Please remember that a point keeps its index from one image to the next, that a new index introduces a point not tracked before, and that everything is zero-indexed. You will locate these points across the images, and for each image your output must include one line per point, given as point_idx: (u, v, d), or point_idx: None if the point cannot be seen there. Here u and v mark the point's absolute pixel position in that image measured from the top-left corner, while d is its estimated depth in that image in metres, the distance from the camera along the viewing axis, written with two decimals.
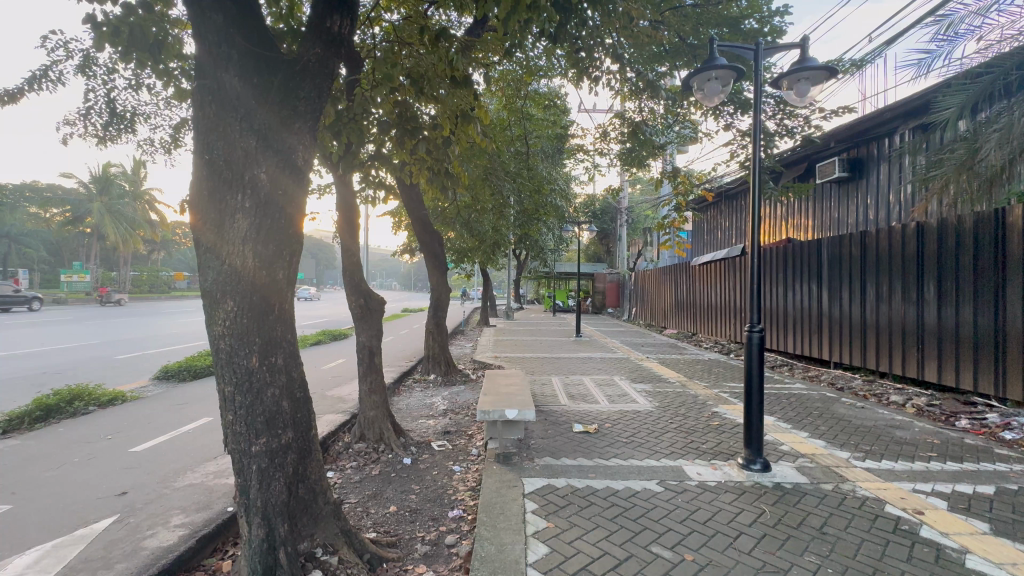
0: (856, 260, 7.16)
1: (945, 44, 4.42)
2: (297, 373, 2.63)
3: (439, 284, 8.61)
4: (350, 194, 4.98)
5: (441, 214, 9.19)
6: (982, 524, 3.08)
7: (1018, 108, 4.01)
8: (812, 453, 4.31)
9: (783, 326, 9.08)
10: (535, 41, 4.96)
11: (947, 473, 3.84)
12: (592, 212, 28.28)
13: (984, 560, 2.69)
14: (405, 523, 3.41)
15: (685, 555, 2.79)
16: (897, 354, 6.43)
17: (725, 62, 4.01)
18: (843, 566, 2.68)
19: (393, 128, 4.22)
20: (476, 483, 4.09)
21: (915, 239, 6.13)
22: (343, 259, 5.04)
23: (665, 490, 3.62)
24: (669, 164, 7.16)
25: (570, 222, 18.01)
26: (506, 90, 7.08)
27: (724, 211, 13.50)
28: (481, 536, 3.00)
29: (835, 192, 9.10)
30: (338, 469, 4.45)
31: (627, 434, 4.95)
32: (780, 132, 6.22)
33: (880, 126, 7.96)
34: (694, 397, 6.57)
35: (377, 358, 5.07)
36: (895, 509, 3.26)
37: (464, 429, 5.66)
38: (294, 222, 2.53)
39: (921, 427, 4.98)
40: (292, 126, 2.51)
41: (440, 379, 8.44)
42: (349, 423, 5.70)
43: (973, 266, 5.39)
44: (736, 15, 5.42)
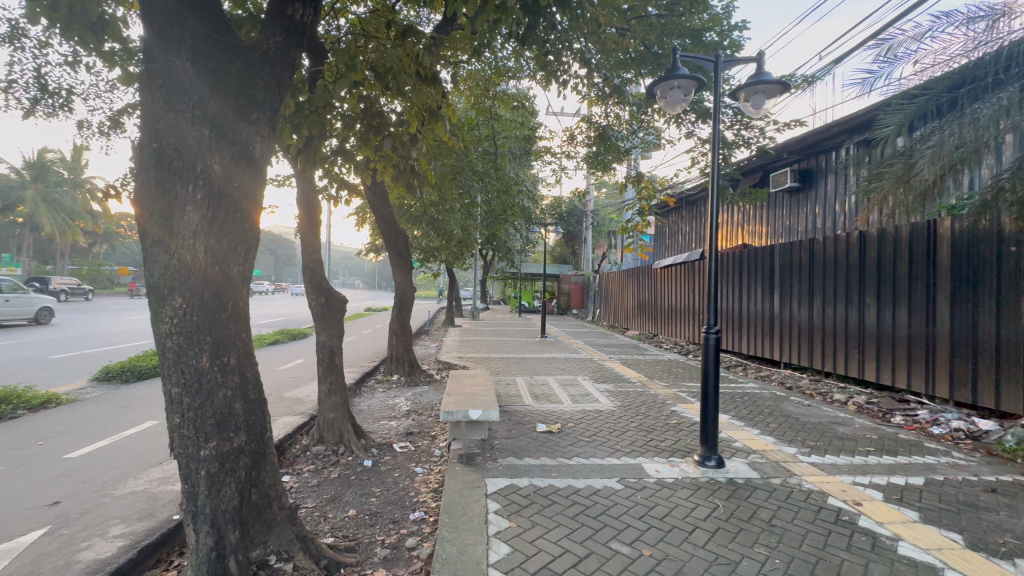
0: (805, 265, 7.55)
1: (886, 66, 4.72)
2: (251, 372, 2.53)
3: (404, 284, 8.50)
4: (312, 189, 4.84)
5: (407, 212, 9.06)
6: (913, 513, 3.31)
7: (949, 128, 4.33)
8: (762, 449, 4.53)
9: (738, 328, 9.47)
10: (504, 43, 4.97)
11: (884, 466, 4.11)
12: (559, 215, 28.66)
13: (913, 546, 2.90)
14: (365, 527, 3.33)
15: (643, 550, 2.86)
16: (841, 355, 6.83)
17: (687, 72, 4.15)
18: (789, 556, 2.81)
19: (358, 123, 4.13)
20: (438, 484, 4.05)
21: (857, 247, 6.53)
22: (304, 256, 4.88)
23: (625, 487, 3.70)
24: (633, 169, 7.32)
25: (536, 224, 18.19)
26: (474, 90, 7.04)
27: (685, 217, 13.97)
28: (442, 537, 2.98)
29: (787, 200, 9.58)
30: (295, 472, 4.29)
31: (589, 434, 5.04)
32: (737, 142, 6.49)
33: (828, 140, 8.45)
34: (654, 396, 6.77)
35: (338, 358, 4.94)
36: (837, 501, 3.47)
37: (428, 430, 5.61)
38: (250, 216, 2.44)
39: (861, 424, 5.31)
40: (249, 116, 2.40)
41: (404, 379, 8.32)
42: (307, 425, 5.52)
43: (908, 273, 5.79)
44: (698, 26, 5.60)
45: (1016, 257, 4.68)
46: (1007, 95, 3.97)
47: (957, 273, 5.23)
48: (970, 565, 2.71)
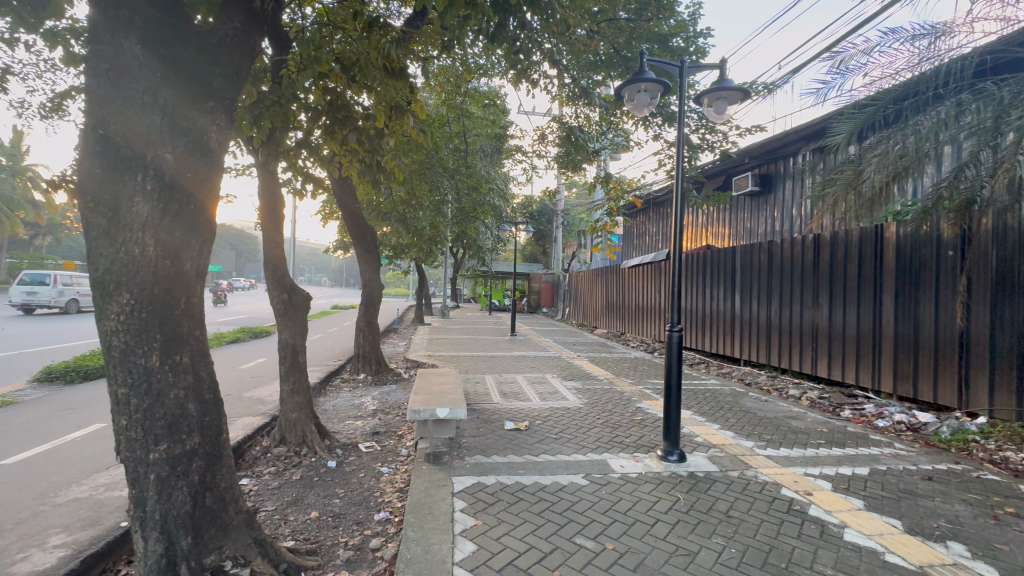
0: (764, 267, 7.86)
1: (838, 77, 4.94)
2: (206, 372, 2.43)
3: (371, 281, 8.34)
4: (274, 182, 4.68)
5: (375, 208, 8.91)
6: (858, 501, 3.51)
7: (895, 137, 4.59)
8: (722, 443, 4.68)
9: (701, 326, 9.77)
10: (475, 39, 4.94)
11: (833, 458, 4.33)
12: (530, 214, 28.81)
13: (858, 532, 3.07)
14: (328, 528, 3.26)
15: (607, 544, 2.91)
16: (796, 352, 7.16)
17: (653, 76, 4.24)
18: (745, 545, 2.93)
19: (324, 115, 4.01)
20: (404, 484, 4.00)
21: (812, 249, 6.86)
22: (266, 251, 4.72)
23: (590, 483, 3.77)
24: (603, 169, 7.42)
25: (507, 222, 18.22)
26: (445, 86, 6.97)
27: (653, 217, 14.28)
28: (407, 537, 2.95)
29: (748, 203, 9.94)
30: (254, 475, 4.16)
31: (556, 431, 5.09)
32: (702, 146, 6.69)
33: (786, 146, 8.82)
34: (620, 394, 6.90)
35: (302, 356, 4.82)
36: (790, 492, 3.63)
37: (395, 429, 5.54)
38: (205, 208, 2.34)
39: (813, 418, 5.58)
40: (204, 105, 2.30)
41: (371, 378, 8.18)
42: (268, 425, 5.35)
43: (857, 274, 6.12)
44: (665, 32, 5.73)
45: (952, 259, 5.02)
46: (946, 108, 4.26)
47: (900, 274, 5.57)
48: (907, 548, 2.89)
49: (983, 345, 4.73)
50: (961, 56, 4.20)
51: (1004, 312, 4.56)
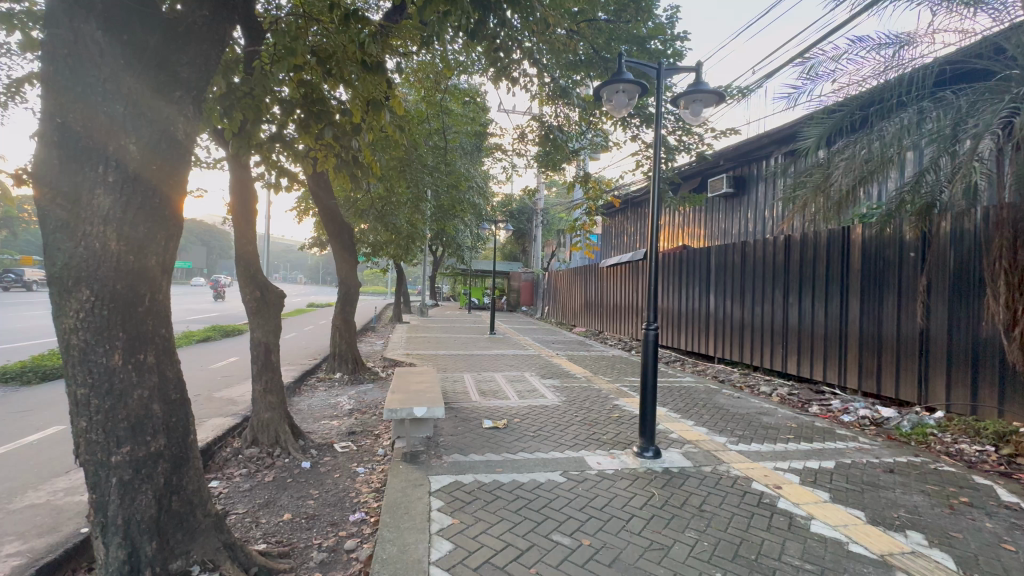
0: (737, 267, 8.05)
1: (808, 83, 5.09)
2: (172, 372, 2.35)
3: (348, 278, 8.21)
4: (247, 176, 4.56)
5: (353, 205, 8.78)
6: (824, 493, 3.63)
7: (861, 142, 4.75)
8: (696, 439, 4.78)
9: (677, 325, 9.95)
10: (455, 36, 4.91)
11: (801, 452, 4.48)
12: (509, 213, 28.85)
13: (824, 524, 3.18)
14: (301, 530, 3.21)
15: (583, 540, 2.94)
16: (768, 350, 7.36)
17: (631, 77, 4.28)
18: (717, 538, 3.00)
19: (298, 109, 3.92)
20: (381, 484, 3.96)
21: (783, 250, 7.06)
22: (237, 247, 4.59)
23: (567, 480, 3.79)
24: (582, 169, 7.47)
25: (487, 220, 18.20)
26: (425, 82, 6.88)
27: (631, 218, 14.47)
28: (382, 537, 2.92)
29: (723, 204, 10.16)
30: (224, 477, 4.04)
31: (534, 428, 5.12)
32: (678, 147, 6.80)
33: (759, 149, 9.05)
34: (598, 391, 6.97)
35: (275, 355, 4.71)
36: (760, 486, 3.74)
37: (371, 429, 5.47)
38: (172, 202, 2.26)
39: (783, 414, 5.74)
40: (170, 95, 2.21)
41: (347, 377, 8.05)
42: (240, 426, 5.21)
43: (825, 275, 6.33)
44: (643, 34, 5.81)
45: (913, 261, 5.24)
46: (908, 116, 4.43)
47: (865, 275, 5.78)
48: (870, 538, 3.01)
49: (941, 342, 4.96)
50: (922, 66, 4.38)
51: (960, 312, 4.78)
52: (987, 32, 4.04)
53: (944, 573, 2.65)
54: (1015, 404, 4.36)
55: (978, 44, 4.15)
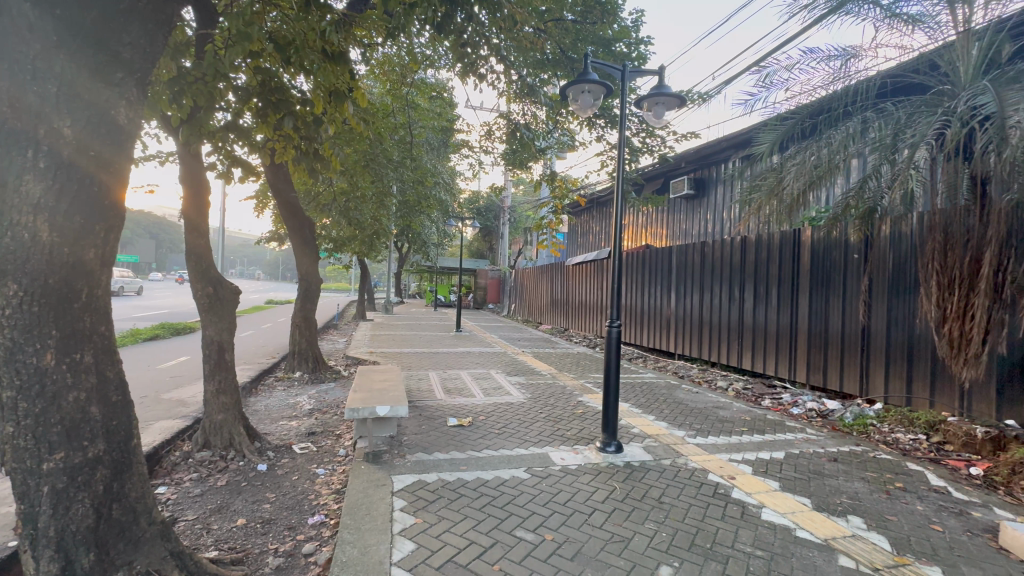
0: (697, 266, 8.32)
1: (763, 90, 5.31)
2: (113, 372, 2.21)
3: (308, 274, 7.96)
4: (199, 166, 4.34)
5: (314, 199, 8.53)
6: (774, 482, 3.81)
7: (811, 148, 4.99)
8: (656, 434, 4.91)
9: (639, 322, 10.19)
10: (421, 28, 4.83)
11: (754, 443, 4.68)
12: (476, 210, 28.73)
13: (774, 512, 3.33)
14: (256, 535, 3.09)
15: (545, 535, 2.96)
16: (724, 346, 7.66)
17: (596, 78, 4.33)
18: (674, 529, 3.09)
19: (255, 97, 3.74)
20: (341, 485, 3.86)
21: (739, 250, 7.35)
22: (186, 240, 4.34)
23: (531, 476, 3.82)
24: (548, 168, 7.52)
25: (454, 217, 18.04)
26: (391, 75, 6.60)
27: (596, 216, 14.70)
28: (342, 540, 2.85)
29: (684, 205, 10.49)
30: (173, 483, 3.84)
31: (499, 426, 5.12)
32: (642, 148, 6.95)
33: (718, 153, 9.38)
34: (563, 388, 7.05)
35: (229, 354, 4.52)
36: (715, 477, 3.88)
37: (332, 429, 5.33)
38: (113, 192, 2.12)
39: (738, 407, 5.99)
40: (112, 77, 2.06)
41: (308, 376, 7.81)
42: (190, 429, 4.96)
43: (778, 275, 6.63)
44: (609, 37, 5.93)
45: (857, 262, 5.56)
46: (853, 125, 4.70)
47: (813, 275, 6.11)
48: (815, 524, 3.18)
49: (880, 339, 5.29)
50: (866, 78, 4.64)
51: (897, 310, 5.12)
52: (924, 49, 4.32)
53: (881, 554, 2.84)
54: (944, 395, 4.71)
55: (916, 60, 4.43)
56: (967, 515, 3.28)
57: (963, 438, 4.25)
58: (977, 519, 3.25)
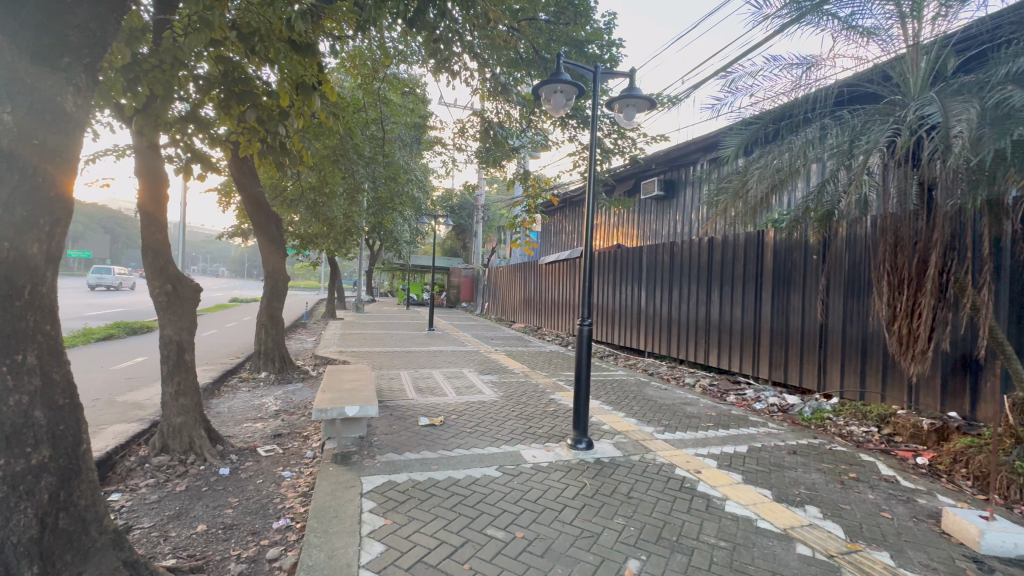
0: (666, 266, 8.51)
1: (729, 95, 5.46)
2: (59, 374, 2.10)
3: (274, 271, 7.74)
4: (157, 158, 4.14)
5: (281, 194, 8.29)
6: (737, 475, 3.95)
7: (774, 153, 5.17)
8: (626, 430, 5.01)
9: (611, 321, 10.34)
10: (393, 22, 4.75)
11: (719, 438, 4.83)
12: (449, 208, 28.53)
13: (737, 504, 3.45)
14: (217, 542, 2.98)
15: (516, 533, 2.98)
16: (692, 344, 7.87)
17: (569, 78, 4.36)
18: (642, 523, 3.16)
19: (216, 88, 3.59)
20: (309, 487, 3.78)
21: (706, 251, 7.56)
22: (143, 235, 4.17)
23: (502, 474, 3.83)
24: (521, 167, 7.54)
25: (427, 215, 17.84)
26: (362, 69, 6.51)
27: (569, 216, 14.85)
28: (309, 543, 2.79)
29: (655, 206, 10.71)
30: (128, 489, 3.66)
31: (470, 425, 5.11)
32: (614, 149, 7.06)
33: (687, 155, 9.61)
34: (535, 386, 7.09)
35: (189, 354, 4.34)
36: (682, 471, 3.99)
37: (299, 431, 5.19)
38: (59, 182, 2.01)
39: (704, 403, 6.17)
40: (58, 60, 1.94)
41: (274, 376, 7.58)
42: (147, 432, 4.74)
43: (743, 275, 6.85)
44: (581, 38, 6.00)
45: (816, 263, 5.80)
46: (813, 132, 4.89)
47: (775, 275, 6.34)
48: (775, 514, 3.30)
49: (837, 336, 5.54)
50: (825, 87, 4.84)
51: (852, 308, 5.37)
52: (877, 61, 4.53)
53: (835, 542, 2.97)
54: (894, 389, 4.97)
55: (870, 70, 4.65)
56: (914, 502, 3.48)
57: (911, 429, 4.50)
58: (922, 506, 3.44)
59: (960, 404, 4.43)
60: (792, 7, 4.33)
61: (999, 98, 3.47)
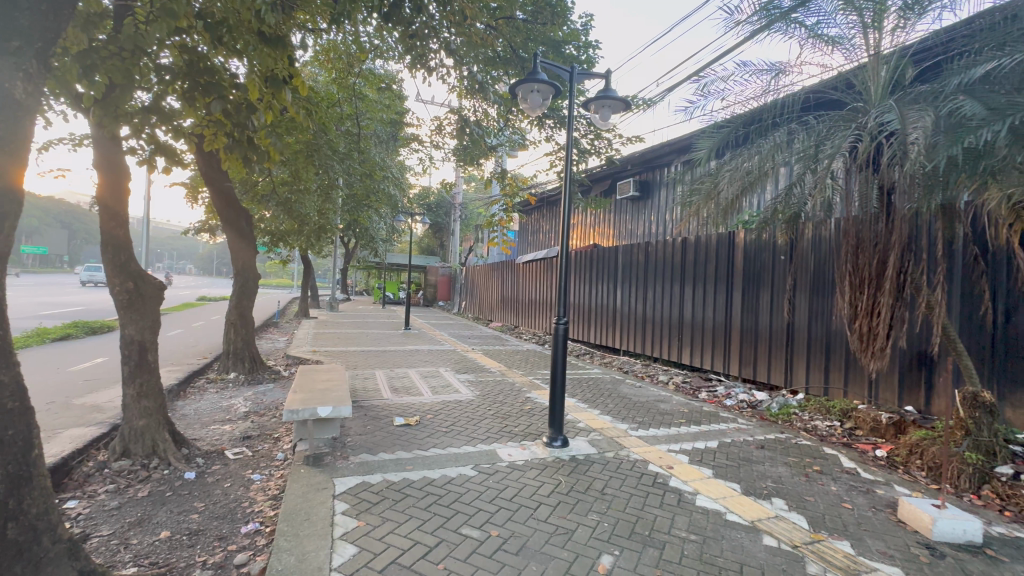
0: (640, 265, 8.64)
1: (702, 98, 5.58)
2: (8, 376, 1.99)
3: (245, 268, 7.51)
4: (118, 149, 3.96)
5: (252, 189, 8.07)
6: (707, 469, 4.05)
7: (744, 155, 5.31)
8: (601, 427, 5.07)
9: (587, 319, 10.45)
10: (369, 16, 4.67)
11: (691, 434, 4.94)
12: (426, 206, 28.29)
13: (708, 498, 3.53)
14: (182, 548, 2.89)
15: (491, 531, 2.98)
16: (666, 342, 8.01)
17: (546, 78, 4.38)
18: (616, 518, 3.21)
19: (181, 79, 3.46)
20: (279, 490, 3.69)
21: (679, 250, 7.71)
22: (101, 229, 3.97)
23: (478, 473, 3.83)
24: (499, 166, 7.53)
25: (404, 213, 17.64)
26: (337, 63, 6.39)
27: (546, 215, 14.94)
28: (278, 548, 2.72)
29: (630, 207, 10.86)
30: (85, 496, 3.50)
31: (446, 424, 5.08)
32: (590, 150, 7.12)
33: (661, 157, 9.78)
34: (511, 385, 7.11)
35: (152, 355, 4.18)
36: (655, 467, 4.07)
37: (270, 432, 5.07)
38: (7, 172, 1.90)
39: (677, 400, 6.30)
40: (5, 44, 1.83)
41: (244, 377, 7.36)
42: (107, 436, 4.55)
43: (715, 275, 7.02)
44: (558, 38, 6.04)
45: (784, 263, 5.98)
46: (781, 136, 5.05)
47: (745, 275, 6.52)
48: (743, 507, 3.40)
49: (803, 334, 5.74)
50: (793, 93, 5.00)
51: (817, 307, 5.56)
52: (842, 69, 4.70)
53: (800, 532, 3.08)
54: (856, 384, 5.18)
55: (835, 78, 4.82)
56: (873, 493, 3.64)
57: (871, 423, 4.70)
58: (880, 496, 3.60)
59: (916, 399, 4.64)
60: (762, 14, 4.46)
61: (952, 107, 3.65)
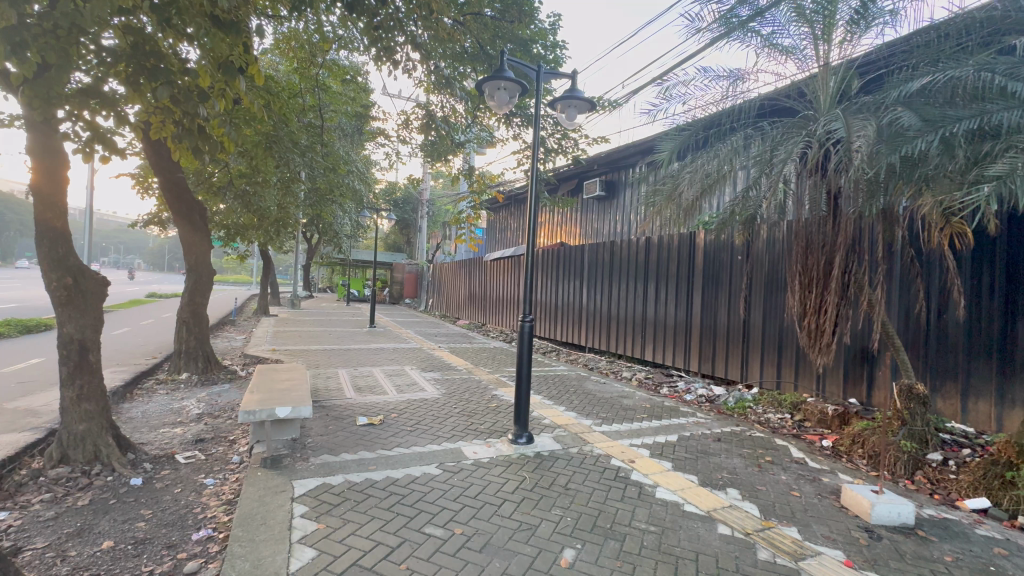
0: (605, 264, 8.80)
1: (664, 101, 5.71)
2: None
3: (198, 263, 7.16)
4: (54, 133, 3.69)
5: (207, 181, 7.72)
6: (667, 462, 4.17)
7: (703, 158, 5.49)
8: (565, 423, 5.13)
9: (553, 317, 10.55)
10: (332, 5, 4.55)
11: (652, 428, 5.07)
12: (393, 202, 27.84)
13: (667, 490, 3.64)
14: (127, 558, 2.74)
15: (455, 530, 2.97)
16: (629, 339, 8.19)
17: (512, 76, 4.37)
18: (579, 512, 3.26)
19: (126, 62, 3.26)
20: (234, 494, 3.56)
21: (643, 250, 7.90)
22: (36, 220, 3.69)
23: (442, 471, 3.80)
24: (467, 162, 7.49)
25: (369, 208, 17.29)
26: (298, 52, 6.18)
27: (514, 213, 14.99)
28: (232, 554, 2.63)
29: (596, 206, 11.03)
30: (17, 506, 3.26)
31: (411, 423, 5.02)
32: (556, 149, 7.18)
33: (626, 158, 9.98)
34: (478, 383, 7.10)
35: (94, 355, 3.94)
36: (617, 461, 4.16)
37: (225, 435, 4.86)
38: None
39: (639, 396, 6.46)
40: None
41: (197, 378, 7.02)
42: (42, 443, 4.24)
43: (676, 274, 7.23)
44: (526, 36, 6.05)
45: (740, 263, 6.23)
46: (738, 141, 5.24)
47: (705, 274, 6.75)
48: (700, 497, 3.52)
49: (758, 330, 6.00)
50: (750, 99, 5.19)
51: (771, 305, 5.83)
52: (795, 78, 4.92)
53: (751, 520, 3.22)
54: (805, 378, 5.47)
55: (788, 86, 5.04)
56: (818, 481, 3.85)
57: (818, 415, 4.96)
58: (825, 484, 3.81)
59: (858, 391, 4.94)
60: (721, 22, 4.62)
61: (892, 118, 3.89)
